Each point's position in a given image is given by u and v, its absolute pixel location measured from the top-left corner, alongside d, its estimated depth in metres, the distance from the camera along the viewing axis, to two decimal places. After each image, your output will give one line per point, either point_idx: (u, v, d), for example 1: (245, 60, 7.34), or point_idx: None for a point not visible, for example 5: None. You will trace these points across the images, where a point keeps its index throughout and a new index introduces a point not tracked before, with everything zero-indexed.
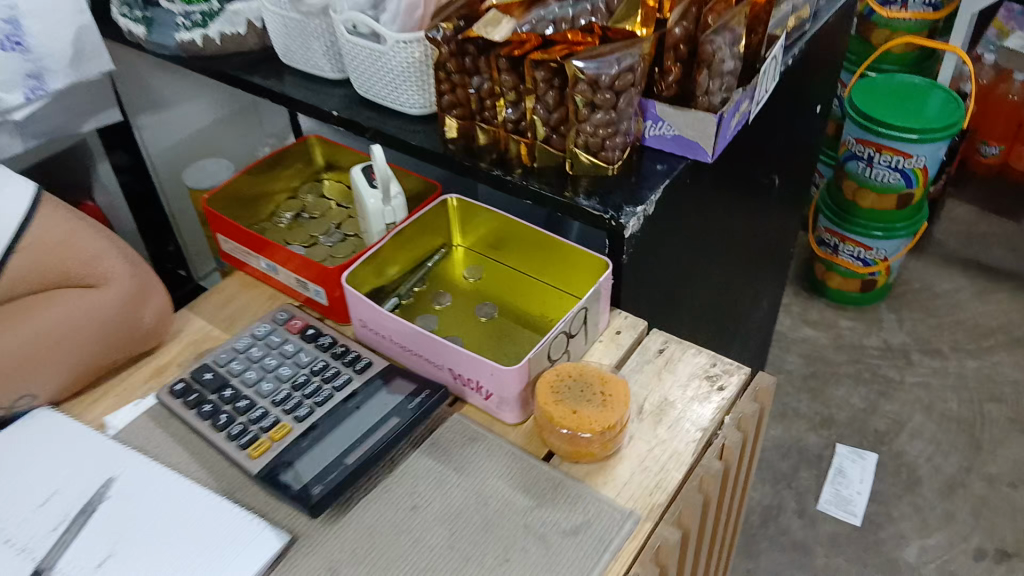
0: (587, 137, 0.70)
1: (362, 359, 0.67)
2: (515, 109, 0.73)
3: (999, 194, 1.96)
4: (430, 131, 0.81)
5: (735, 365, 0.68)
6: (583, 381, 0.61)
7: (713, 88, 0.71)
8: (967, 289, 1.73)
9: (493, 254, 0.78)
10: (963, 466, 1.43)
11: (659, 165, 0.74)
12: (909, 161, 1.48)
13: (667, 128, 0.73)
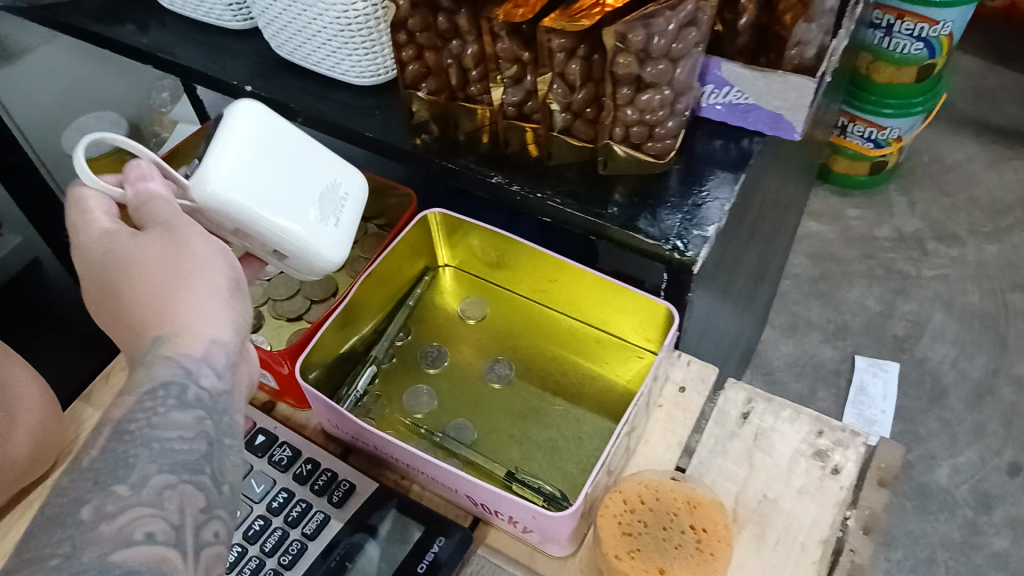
0: (628, 127, 0.48)
1: (341, 483, 0.48)
2: (517, 88, 0.50)
3: (1009, 38, 1.73)
4: (391, 110, 0.57)
5: (849, 429, 0.50)
6: (663, 513, 0.43)
7: (808, 36, 0.49)
8: (981, 159, 1.54)
9: (499, 279, 0.58)
10: (990, 370, 1.28)
11: (718, 143, 0.53)
12: (934, 29, 1.23)
13: (736, 96, 0.51)
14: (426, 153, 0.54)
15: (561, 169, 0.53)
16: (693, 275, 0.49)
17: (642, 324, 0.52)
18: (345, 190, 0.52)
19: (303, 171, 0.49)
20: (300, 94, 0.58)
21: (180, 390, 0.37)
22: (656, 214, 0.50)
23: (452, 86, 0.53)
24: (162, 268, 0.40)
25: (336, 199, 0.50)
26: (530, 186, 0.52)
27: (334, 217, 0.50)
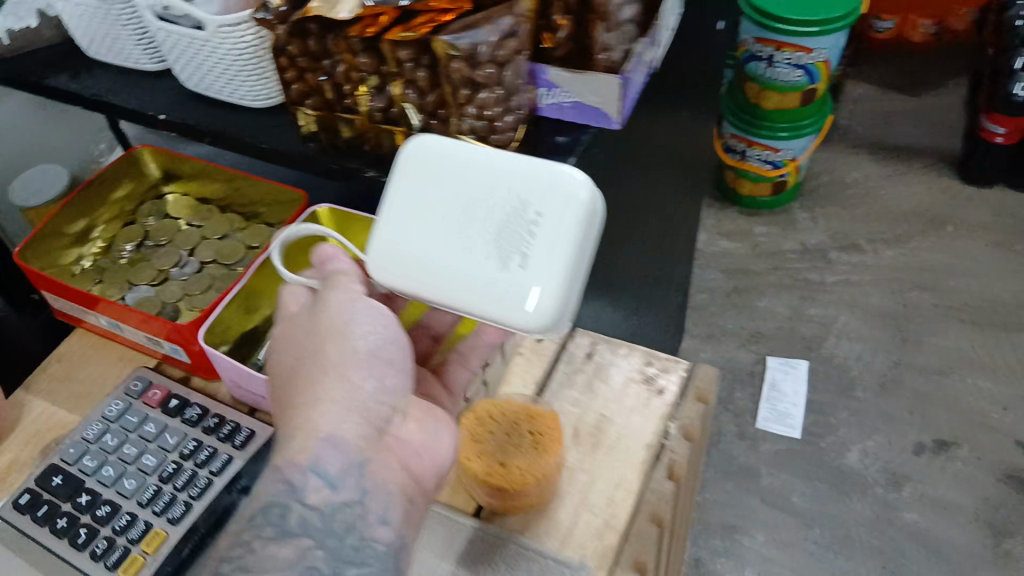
0: (472, 121, 0.59)
1: (242, 431, 0.61)
2: (381, 96, 0.61)
3: (904, 66, 1.89)
4: (287, 127, 0.68)
5: (672, 362, 0.64)
6: (508, 422, 0.58)
7: (612, 42, 0.60)
8: (880, 173, 1.66)
9: None
10: (893, 362, 1.33)
11: (559, 137, 0.63)
12: (810, 57, 1.36)
13: (564, 95, 0.62)
14: (313, 159, 0.65)
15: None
16: None
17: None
18: (537, 213, 0.49)
19: (478, 212, 0.50)
20: (207, 119, 0.68)
21: (282, 508, 0.49)
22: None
23: (331, 101, 0.63)
24: (308, 363, 0.52)
25: (515, 231, 0.49)
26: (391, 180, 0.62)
27: (510, 258, 0.49)
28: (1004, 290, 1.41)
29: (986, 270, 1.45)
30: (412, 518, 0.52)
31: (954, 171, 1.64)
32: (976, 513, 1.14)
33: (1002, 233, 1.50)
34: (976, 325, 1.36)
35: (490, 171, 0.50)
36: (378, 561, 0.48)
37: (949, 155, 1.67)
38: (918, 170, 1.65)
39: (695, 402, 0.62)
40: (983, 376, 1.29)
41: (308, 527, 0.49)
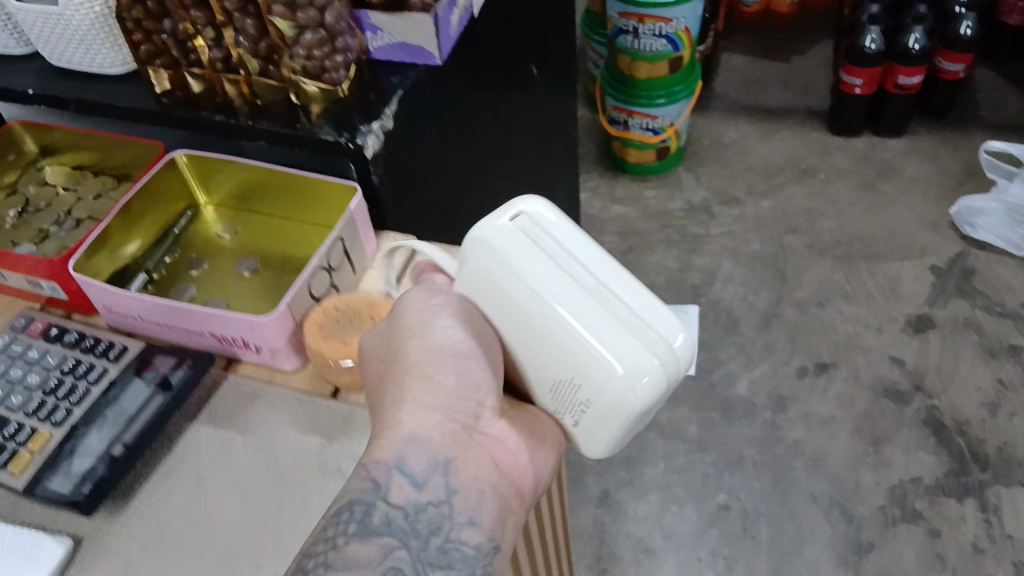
0: (303, 61, 0.59)
1: (117, 345, 0.55)
2: (247, 39, 0.59)
3: (770, 35, 2.07)
4: (140, 89, 0.65)
5: None
6: (352, 311, 0.54)
7: None
8: (753, 134, 1.82)
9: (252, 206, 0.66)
10: (774, 299, 1.47)
11: (393, 78, 0.62)
12: (670, 26, 1.47)
13: (388, 37, 0.61)
14: (186, 113, 0.62)
15: (322, 123, 0.60)
16: (368, 162, 0.59)
17: (383, 208, 0.63)
18: (582, 392, 0.47)
19: (547, 352, 0.47)
20: (74, 89, 0.66)
21: (366, 507, 0.45)
22: (382, 125, 0.59)
23: (193, 54, 0.62)
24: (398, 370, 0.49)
25: (567, 392, 0.48)
26: (280, 124, 0.60)
27: (568, 411, 0.49)
28: (865, 227, 1.57)
29: (847, 212, 1.61)
30: (508, 521, 0.47)
31: (823, 125, 1.82)
32: (855, 425, 1.28)
33: (865, 176, 1.68)
34: (841, 260, 1.52)
35: (555, 322, 0.46)
36: (467, 567, 0.43)
37: (813, 113, 1.85)
38: (786, 130, 1.82)
39: None
40: (850, 304, 1.44)
41: (391, 526, 0.44)
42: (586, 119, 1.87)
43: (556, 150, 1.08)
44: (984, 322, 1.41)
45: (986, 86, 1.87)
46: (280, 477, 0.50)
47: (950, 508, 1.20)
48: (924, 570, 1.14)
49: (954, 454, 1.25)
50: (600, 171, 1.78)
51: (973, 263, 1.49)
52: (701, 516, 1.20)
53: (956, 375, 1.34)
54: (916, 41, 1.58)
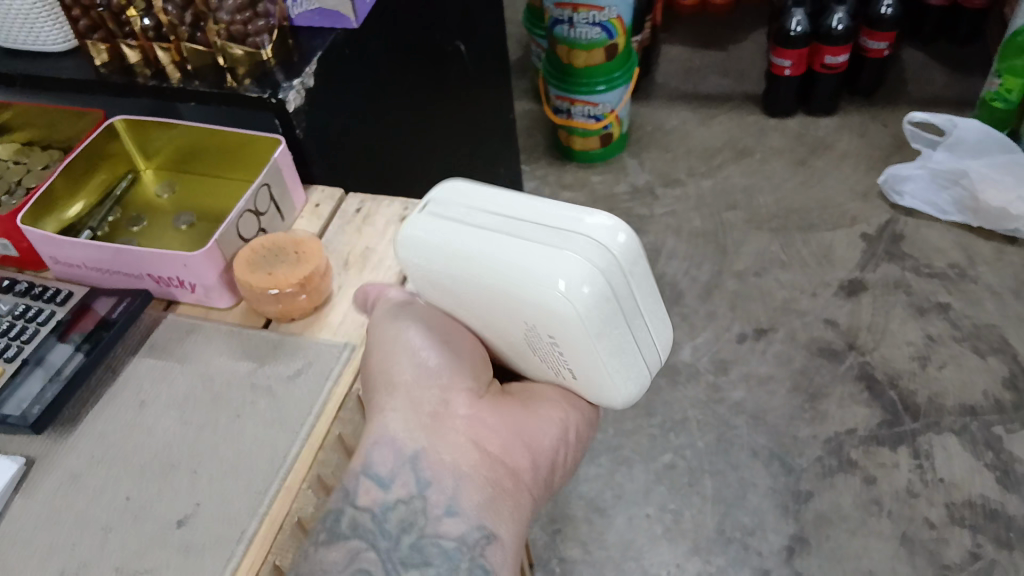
0: (226, 26, 0.64)
1: (64, 291, 0.59)
2: (175, 7, 0.64)
3: (707, 27, 2.15)
4: (82, 63, 0.70)
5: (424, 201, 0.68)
6: (276, 247, 0.59)
7: None
8: (692, 120, 1.89)
9: (188, 168, 0.70)
10: (715, 271, 1.54)
11: (315, 41, 0.68)
12: (603, 14, 1.54)
13: (306, 3, 0.68)
14: (122, 80, 0.67)
15: (248, 83, 0.65)
16: (291, 116, 0.64)
17: (308, 161, 0.68)
18: (548, 334, 0.51)
19: (506, 315, 0.52)
20: (19, 65, 0.70)
21: (345, 514, 0.52)
22: (303, 82, 0.65)
23: (127, 26, 0.66)
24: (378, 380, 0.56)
25: (540, 338, 0.52)
26: (210, 85, 0.66)
27: (562, 365, 0.53)
28: (801, 200, 1.66)
29: (783, 186, 1.70)
30: (501, 505, 0.52)
31: (759, 108, 1.90)
32: (792, 383, 1.35)
33: (799, 153, 1.77)
34: (777, 231, 1.60)
35: (490, 285, 0.50)
36: (443, 561, 0.49)
37: (749, 97, 1.93)
38: (724, 113, 1.90)
39: None
40: (786, 272, 1.52)
41: (359, 529, 0.51)
42: (534, 112, 1.94)
43: (491, 129, 1.14)
44: (912, 282, 1.49)
45: (913, 65, 1.96)
46: (215, 396, 0.55)
47: (884, 456, 1.25)
48: (860, 514, 1.19)
49: (886, 406, 1.31)
50: (548, 159, 1.83)
51: (902, 229, 1.59)
52: (649, 475, 1.25)
53: (887, 331, 1.41)
54: (839, 22, 1.67)
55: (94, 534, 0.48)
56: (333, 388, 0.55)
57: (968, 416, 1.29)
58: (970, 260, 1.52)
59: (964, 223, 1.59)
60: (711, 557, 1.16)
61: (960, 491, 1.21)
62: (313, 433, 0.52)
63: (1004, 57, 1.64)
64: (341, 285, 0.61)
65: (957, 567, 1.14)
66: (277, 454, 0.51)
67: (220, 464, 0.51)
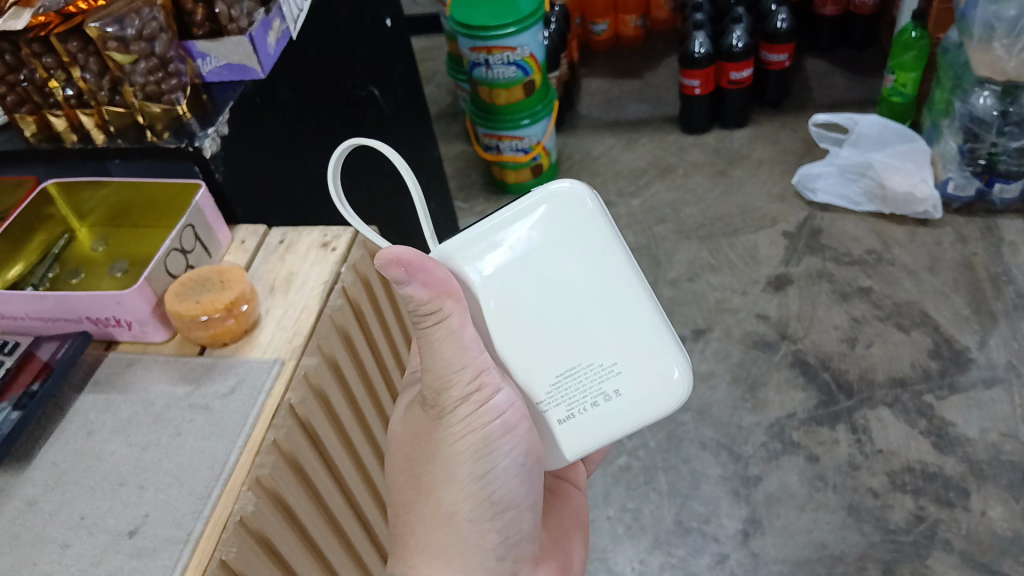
0: (141, 87, 0.70)
1: (9, 342, 0.63)
2: (94, 75, 0.71)
3: (623, 58, 2.27)
4: (11, 135, 0.75)
5: (343, 229, 0.74)
6: (202, 279, 0.64)
7: (236, 14, 0.74)
8: (617, 145, 1.98)
9: (119, 224, 0.76)
10: (651, 282, 1.61)
11: (226, 93, 0.75)
12: (516, 54, 1.63)
13: (216, 60, 0.75)
14: (52, 146, 0.73)
15: (166, 136, 0.71)
16: (209, 161, 0.70)
17: (230, 201, 0.74)
18: (616, 361, 0.60)
19: (597, 320, 0.59)
20: None
21: None
22: (217, 130, 0.71)
23: (51, 96, 0.72)
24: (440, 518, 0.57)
25: (602, 367, 0.59)
26: (132, 141, 0.71)
27: (575, 405, 0.60)
28: (725, 208, 1.75)
29: (707, 198, 1.79)
30: None
31: (678, 127, 2.00)
32: (732, 376, 1.42)
33: (718, 166, 1.87)
34: (705, 239, 1.69)
35: (628, 294, 0.60)
36: None
37: (668, 118, 2.03)
38: (646, 136, 1.99)
39: (366, 251, 0.74)
40: (717, 275, 1.61)
41: None
42: (467, 153, 2.02)
43: (417, 164, 1.21)
44: (834, 271, 1.58)
45: (817, 73, 2.08)
46: (156, 418, 0.59)
47: (823, 434, 1.32)
48: (807, 490, 1.25)
49: (821, 387, 1.38)
50: (485, 195, 1.90)
51: (819, 223, 1.68)
52: (607, 478, 1.30)
53: (815, 318, 1.50)
54: (738, 40, 1.78)
55: (52, 552, 0.52)
56: (265, 401, 0.59)
57: (898, 387, 1.36)
58: (885, 245, 1.62)
59: (876, 211, 1.68)
60: (672, 548, 1.20)
61: (898, 458, 1.27)
62: (250, 441, 0.56)
63: (893, 54, 1.76)
64: (269, 309, 0.66)
65: (903, 530, 1.19)
66: (216, 461, 0.55)
67: (163, 477, 0.55)
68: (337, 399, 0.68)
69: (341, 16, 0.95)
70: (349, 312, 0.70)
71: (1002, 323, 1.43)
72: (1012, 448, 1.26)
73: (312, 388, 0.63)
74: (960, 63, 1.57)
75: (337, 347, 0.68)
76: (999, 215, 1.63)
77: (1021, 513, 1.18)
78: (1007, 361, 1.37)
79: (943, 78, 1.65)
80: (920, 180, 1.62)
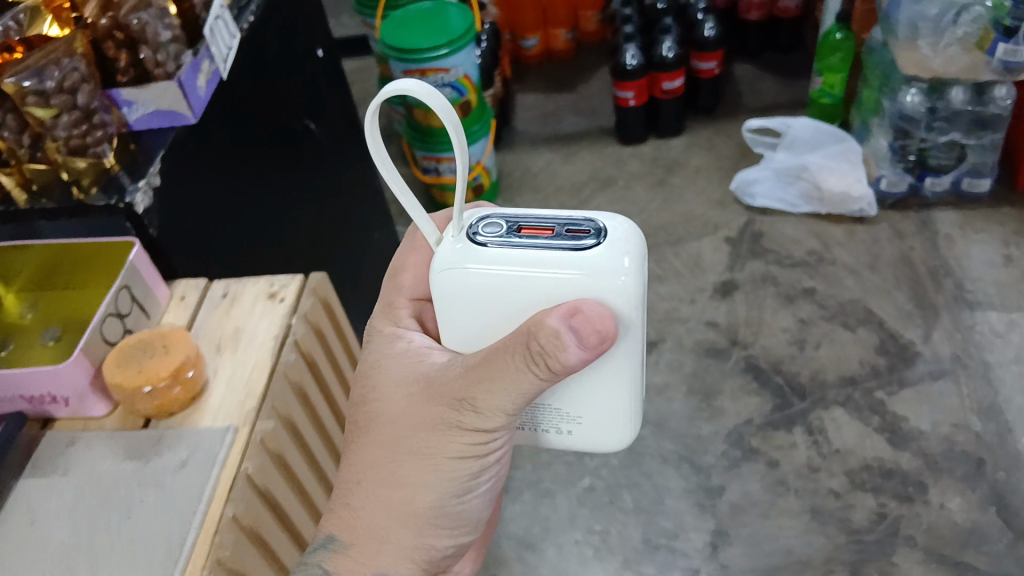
0: (65, 142, 0.67)
1: None
2: (14, 132, 0.67)
3: (556, 72, 2.27)
4: None
5: (290, 277, 0.71)
6: (144, 344, 0.61)
7: (162, 58, 0.71)
8: (556, 159, 1.98)
9: (48, 288, 0.71)
10: None
11: (154, 141, 0.71)
12: (450, 75, 1.61)
13: (143, 107, 0.71)
14: None
15: (95, 192, 0.67)
16: (141, 216, 0.67)
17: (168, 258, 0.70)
18: (580, 416, 0.62)
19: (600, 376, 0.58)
20: None
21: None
22: (148, 182, 0.67)
23: None
24: (393, 509, 0.60)
25: (570, 413, 0.62)
26: (58, 201, 0.66)
27: (546, 425, 0.63)
28: (667, 217, 1.76)
29: (648, 208, 1.80)
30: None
31: (615, 138, 2.00)
32: (687, 386, 1.42)
33: (657, 175, 1.88)
34: (650, 249, 1.69)
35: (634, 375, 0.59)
36: None
37: (605, 131, 2.04)
38: (584, 149, 1.99)
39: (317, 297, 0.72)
40: (664, 285, 1.61)
41: None
42: (405, 175, 1.99)
43: (359, 192, 1.18)
44: (778, 274, 1.60)
45: (746, 79, 2.11)
46: (103, 498, 0.55)
47: (781, 438, 1.33)
48: (769, 496, 1.25)
49: (775, 391, 1.40)
50: None
51: (760, 227, 1.70)
52: (571, 501, 1.29)
53: (763, 322, 1.51)
54: (669, 50, 1.80)
55: None
56: (219, 474, 0.56)
57: (849, 386, 1.38)
58: (825, 245, 1.64)
59: (813, 212, 1.71)
60: (642, 567, 1.19)
61: (855, 457, 1.29)
62: (207, 519, 0.53)
63: (820, 57, 1.79)
64: (217, 369, 0.63)
65: (865, 529, 1.20)
66: (173, 544, 0.52)
67: (116, 563, 0.51)
68: (295, 460, 0.65)
69: (273, 49, 0.93)
70: (303, 366, 0.67)
71: (944, 316, 1.46)
72: (964, 439, 1.28)
73: (269, 453, 0.60)
74: (886, 64, 1.61)
75: (293, 404, 0.65)
76: (932, 210, 1.67)
77: (978, 503, 1.21)
78: (952, 353, 1.40)
79: (870, 77, 1.69)
80: (854, 180, 1.65)
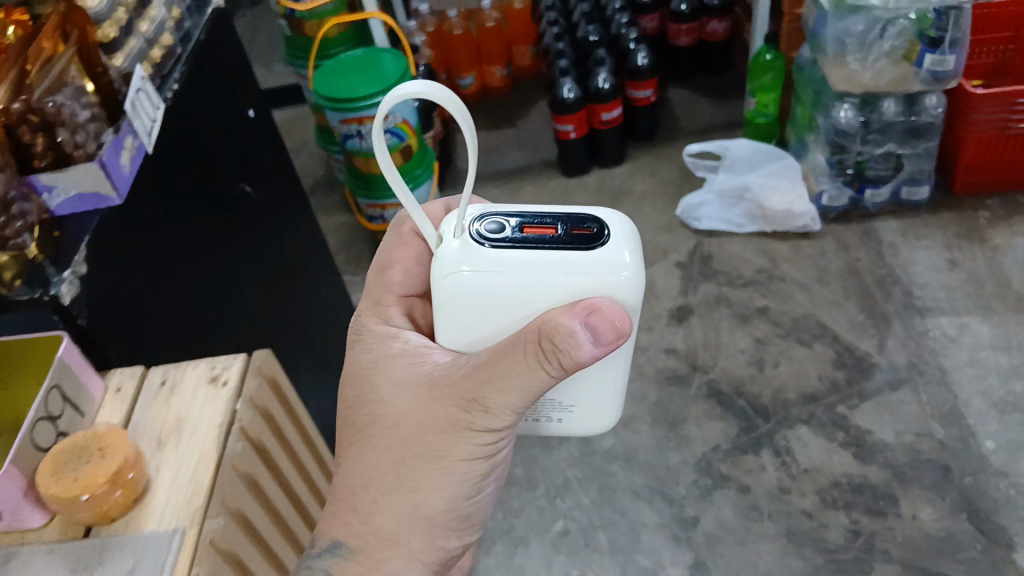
0: None
1: None
2: None
3: (494, 109, 2.27)
4: None
5: (231, 357, 0.68)
6: (79, 448, 0.57)
7: (81, 140, 0.69)
8: (501, 195, 1.97)
9: None
10: None
11: (78, 226, 0.68)
12: (389, 121, 1.59)
13: (64, 192, 0.68)
14: None
15: (18, 285, 0.63)
16: (69, 308, 0.63)
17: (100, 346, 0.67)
18: (573, 403, 0.65)
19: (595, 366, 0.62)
20: None
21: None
22: (74, 272, 0.64)
23: None
24: (405, 510, 0.61)
25: (563, 401, 0.65)
26: None
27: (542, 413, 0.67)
28: None
29: None
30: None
31: (559, 171, 2.00)
32: (652, 416, 1.41)
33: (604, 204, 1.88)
34: None
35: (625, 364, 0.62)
36: None
37: (548, 164, 2.04)
38: (528, 183, 1.99)
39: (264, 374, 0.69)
40: None
41: None
42: (350, 223, 1.96)
43: (303, 248, 1.15)
44: (731, 295, 1.60)
45: (681, 103, 2.13)
46: None
47: (749, 462, 1.32)
48: (743, 522, 1.24)
49: (738, 414, 1.39)
50: None
51: (709, 249, 1.71)
52: (546, 548, 1.26)
53: (720, 345, 1.51)
54: (604, 81, 1.82)
55: None
56: None
57: (811, 403, 1.39)
58: (773, 262, 1.65)
59: (759, 231, 1.73)
60: None
61: (824, 474, 1.29)
62: None
63: (752, 78, 1.81)
64: (160, 466, 0.60)
65: (841, 548, 1.20)
66: None
67: None
68: (251, 553, 0.61)
69: (202, 114, 0.91)
70: (252, 452, 0.64)
71: (896, 325, 1.48)
72: (928, 447, 1.29)
73: (223, 552, 0.57)
74: (817, 80, 1.64)
75: (244, 494, 0.61)
76: (874, 218, 1.70)
77: (949, 510, 1.21)
78: (907, 361, 1.42)
79: (802, 94, 1.72)
80: (796, 197, 1.67)
